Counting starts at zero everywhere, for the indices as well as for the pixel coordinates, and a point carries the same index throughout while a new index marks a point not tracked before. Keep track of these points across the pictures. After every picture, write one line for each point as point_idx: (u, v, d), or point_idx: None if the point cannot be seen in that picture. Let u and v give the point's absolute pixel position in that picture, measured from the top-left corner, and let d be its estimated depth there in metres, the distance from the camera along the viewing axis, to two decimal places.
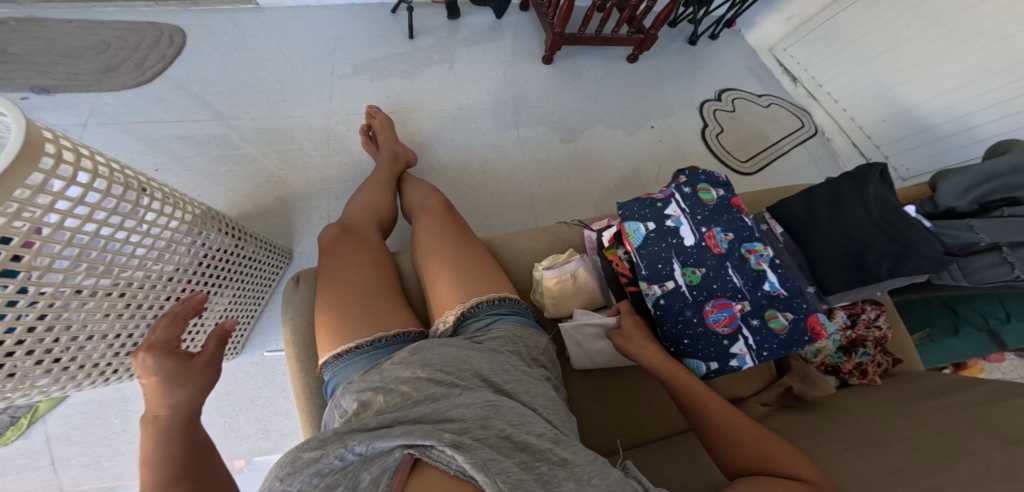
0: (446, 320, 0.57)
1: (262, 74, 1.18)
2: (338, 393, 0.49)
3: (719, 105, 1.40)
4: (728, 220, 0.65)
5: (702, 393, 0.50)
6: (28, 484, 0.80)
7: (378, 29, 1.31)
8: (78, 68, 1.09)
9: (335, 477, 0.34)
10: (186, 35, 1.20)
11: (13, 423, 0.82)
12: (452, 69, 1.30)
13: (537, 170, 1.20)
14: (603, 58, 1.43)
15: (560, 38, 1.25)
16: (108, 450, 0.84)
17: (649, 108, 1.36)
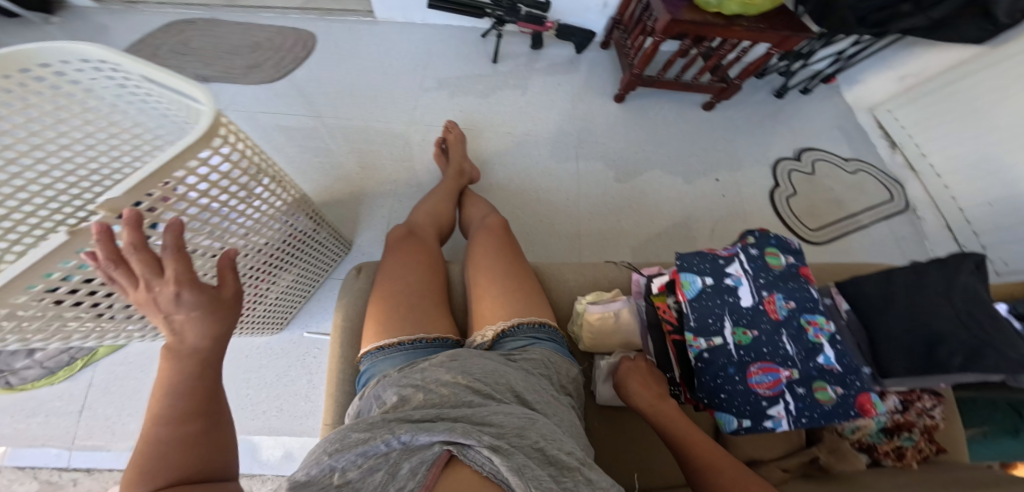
0: (485, 334, 0.59)
1: (362, 80, 1.32)
2: (373, 384, 0.53)
3: (795, 165, 1.34)
4: (793, 288, 0.62)
5: (688, 439, 0.52)
6: (62, 421, 0.91)
7: (468, 51, 1.42)
8: (233, 63, 1.29)
9: (375, 461, 0.36)
10: (316, 40, 1.38)
11: (69, 364, 0.94)
12: (525, 95, 1.37)
13: (590, 203, 1.22)
14: (676, 102, 1.43)
15: (636, 78, 1.28)
16: (135, 405, 0.94)
17: (717, 158, 1.34)
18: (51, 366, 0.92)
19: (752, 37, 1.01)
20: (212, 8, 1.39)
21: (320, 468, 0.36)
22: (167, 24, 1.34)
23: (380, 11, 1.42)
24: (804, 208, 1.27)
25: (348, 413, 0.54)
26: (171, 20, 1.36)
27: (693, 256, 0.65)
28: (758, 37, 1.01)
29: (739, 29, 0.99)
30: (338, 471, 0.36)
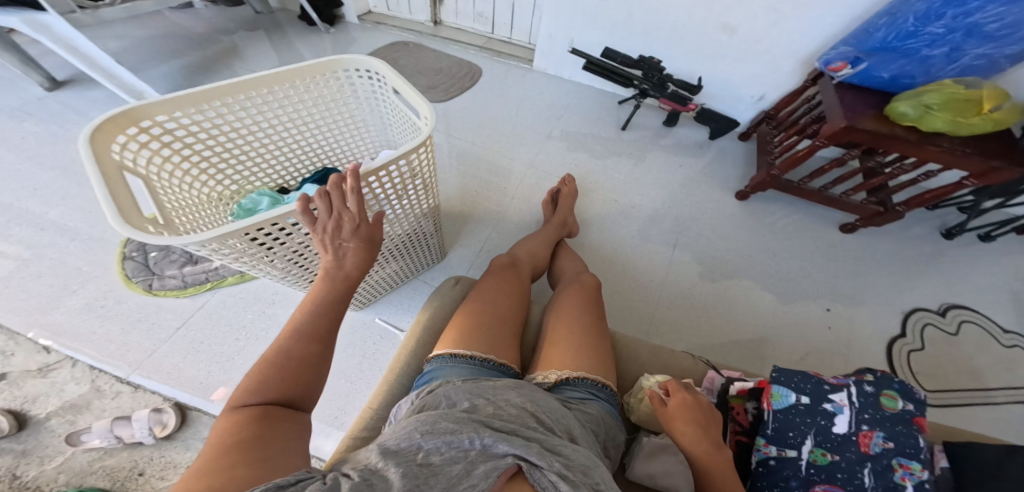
0: (548, 376, 0.57)
1: (503, 117, 1.45)
2: (435, 387, 0.54)
3: (935, 318, 1.11)
4: (900, 438, 0.49)
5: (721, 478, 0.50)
6: (160, 332, 1.00)
7: (602, 113, 1.48)
8: (419, 82, 1.49)
9: (455, 453, 0.40)
10: (482, 75, 1.54)
11: (197, 283, 1.07)
12: (639, 165, 1.38)
13: (677, 287, 1.15)
14: (807, 213, 1.31)
15: (772, 180, 1.18)
16: (218, 338, 1.00)
17: (842, 289, 1.16)
18: (186, 281, 1.07)
19: (949, 159, 0.87)
20: (421, 35, 1.67)
21: (409, 446, 0.41)
22: (374, 41, 1.65)
23: (540, 62, 1.54)
24: (934, 368, 1.03)
25: (407, 401, 0.56)
26: (377, 39, 1.66)
27: (797, 375, 0.55)
28: (959, 161, 0.86)
29: (933, 149, 0.85)
30: (422, 454, 0.40)
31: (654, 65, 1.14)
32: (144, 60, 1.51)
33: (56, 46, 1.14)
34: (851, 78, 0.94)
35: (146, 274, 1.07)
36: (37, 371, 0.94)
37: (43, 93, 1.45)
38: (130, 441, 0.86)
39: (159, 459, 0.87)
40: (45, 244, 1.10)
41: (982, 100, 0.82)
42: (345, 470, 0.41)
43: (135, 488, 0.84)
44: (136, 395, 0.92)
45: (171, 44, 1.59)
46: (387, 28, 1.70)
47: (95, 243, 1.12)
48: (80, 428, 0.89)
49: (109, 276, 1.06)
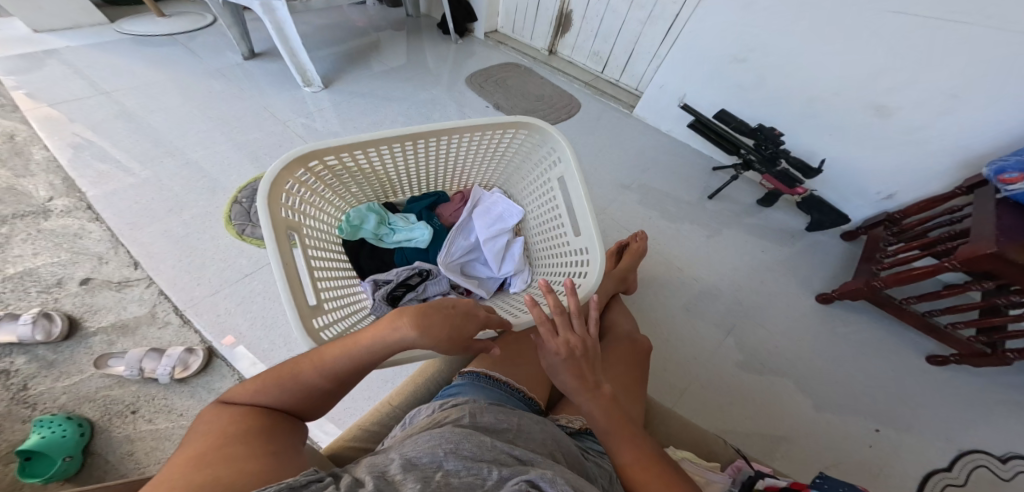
0: (573, 421, 0.60)
1: (591, 152, 1.42)
2: (462, 401, 0.53)
3: (994, 464, 0.89)
4: None
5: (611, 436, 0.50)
6: (224, 272, 0.99)
7: (692, 174, 1.41)
8: (520, 105, 1.52)
9: (472, 480, 0.36)
10: (579, 110, 1.56)
11: None
12: (714, 237, 1.25)
13: (716, 365, 1.00)
14: (907, 337, 1.11)
15: (871, 291, 1.01)
16: (273, 297, 0.97)
17: (939, 439, 0.93)
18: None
19: None
20: (535, 61, 1.75)
21: (430, 461, 0.38)
22: (491, 59, 1.74)
23: (641, 109, 1.54)
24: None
25: (428, 408, 0.55)
26: (495, 57, 1.75)
27: (845, 484, 0.45)
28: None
29: None
30: (441, 474, 0.37)
31: (772, 137, 1.10)
32: (314, 43, 1.67)
33: (270, 24, 1.30)
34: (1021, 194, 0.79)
35: (244, 220, 1.09)
36: (115, 283, 0.95)
37: (242, 61, 1.58)
38: (150, 375, 0.82)
39: (161, 399, 0.82)
40: (164, 170, 1.17)
41: None
42: (359, 473, 0.37)
43: (120, 425, 0.79)
44: (180, 330, 0.90)
45: (332, 32, 1.75)
46: (506, 48, 1.80)
47: (209, 183, 1.16)
48: (115, 351, 0.86)
49: (216, 214, 1.09)
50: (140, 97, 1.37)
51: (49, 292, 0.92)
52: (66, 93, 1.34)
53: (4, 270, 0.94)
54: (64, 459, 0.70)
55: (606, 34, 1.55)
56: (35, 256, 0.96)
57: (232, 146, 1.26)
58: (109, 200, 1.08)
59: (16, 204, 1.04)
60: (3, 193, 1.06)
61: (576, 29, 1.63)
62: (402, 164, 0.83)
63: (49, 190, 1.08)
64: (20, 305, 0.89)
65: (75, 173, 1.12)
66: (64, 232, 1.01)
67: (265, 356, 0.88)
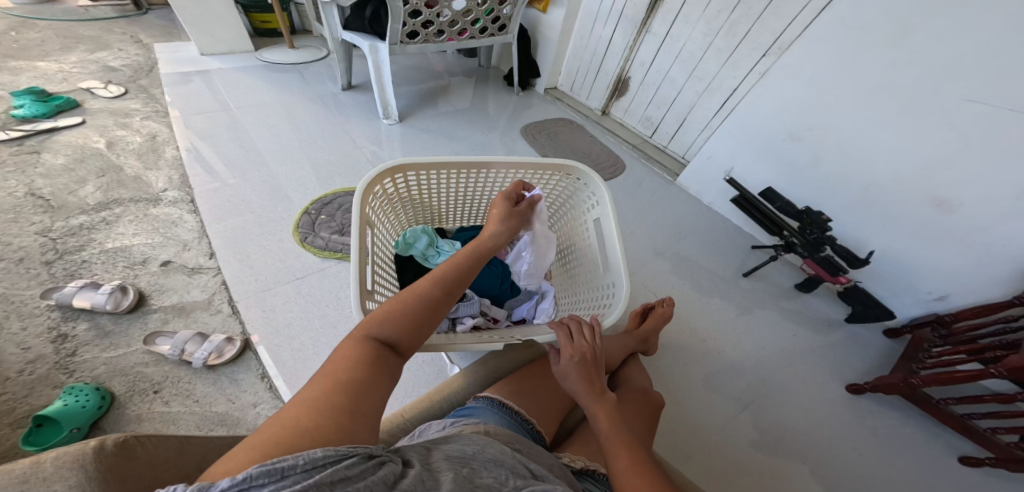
0: (576, 460, 0.59)
1: (631, 210, 1.48)
2: (479, 420, 0.57)
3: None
4: None
5: (611, 436, 0.53)
6: (280, 274, 1.05)
7: (729, 246, 1.44)
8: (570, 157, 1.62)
9: (494, 481, 0.38)
10: (623, 169, 1.63)
11: (335, 250, 1.13)
12: (745, 313, 1.25)
13: (735, 437, 0.98)
14: (949, 446, 1.03)
15: (908, 388, 0.98)
16: (315, 301, 1.01)
17: None
18: (328, 245, 1.13)
19: None
20: (587, 119, 1.87)
21: (460, 455, 0.41)
22: (547, 112, 1.87)
23: (686, 177, 1.59)
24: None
25: (440, 425, 0.57)
26: (552, 111, 1.89)
27: None
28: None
29: None
30: (469, 470, 0.39)
31: (819, 223, 1.13)
32: (399, 81, 1.85)
33: (371, 62, 1.49)
34: None
35: (308, 228, 1.16)
36: (189, 269, 1.02)
37: (339, 91, 1.74)
38: (187, 358, 0.86)
39: (193, 380, 0.85)
40: (252, 177, 1.28)
41: None
42: (406, 452, 0.40)
43: (137, 403, 0.81)
44: (227, 319, 0.95)
45: (415, 73, 1.94)
46: (562, 105, 1.94)
47: (286, 192, 1.26)
48: (166, 330, 0.91)
49: (287, 220, 1.17)
50: (248, 111, 1.53)
51: (133, 268, 0.99)
52: (202, 105, 1.52)
53: (104, 243, 1.03)
54: (71, 430, 0.71)
55: (660, 101, 1.65)
56: (133, 236, 1.06)
57: (308, 161, 1.37)
58: (209, 196, 1.19)
59: (136, 191, 1.16)
60: (130, 180, 1.19)
61: (631, 95, 1.75)
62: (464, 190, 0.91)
63: (166, 183, 1.21)
64: (104, 277, 0.96)
65: (190, 170, 1.26)
66: (164, 219, 1.11)
67: (292, 357, 0.91)
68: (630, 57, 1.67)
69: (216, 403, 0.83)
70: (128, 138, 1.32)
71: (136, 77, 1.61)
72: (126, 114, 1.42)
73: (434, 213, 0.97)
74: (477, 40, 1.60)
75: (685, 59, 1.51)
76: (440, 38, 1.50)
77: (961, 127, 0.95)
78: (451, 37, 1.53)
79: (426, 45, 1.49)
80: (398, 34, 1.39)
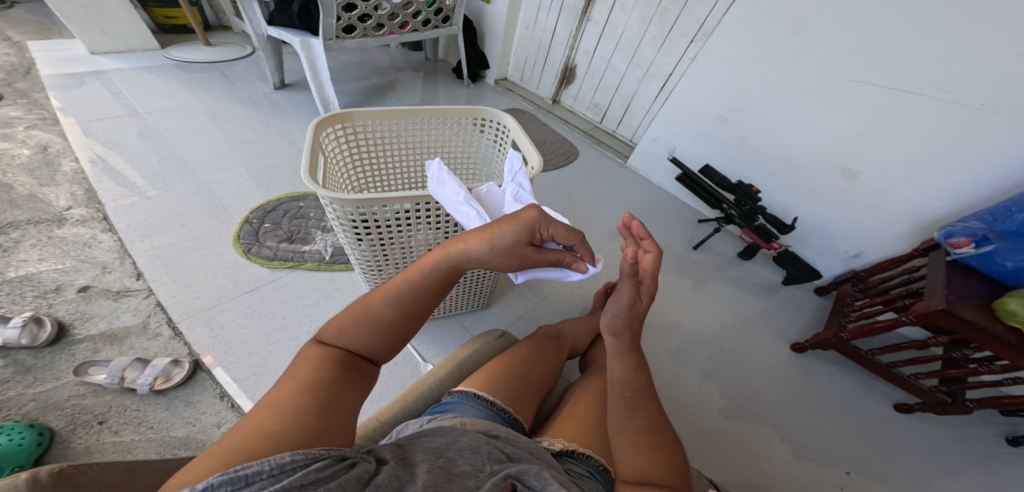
0: (555, 443, 0.59)
1: (584, 195, 1.52)
2: (453, 415, 0.58)
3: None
4: None
5: (639, 390, 0.51)
6: (223, 290, 1.00)
7: (679, 223, 1.51)
8: None
9: (470, 468, 0.39)
10: (576, 156, 1.67)
11: (282, 259, 1.08)
12: (697, 285, 1.33)
13: (697, 402, 1.05)
14: (873, 389, 1.16)
15: (840, 342, 1.08)
16: (263, 313, 0.98)
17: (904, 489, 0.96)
18: (277, 254, 1.09)
19: None
20: (539, 108, 1.89)
21: (435, 447, 0.42)
22: (500, 103, 1.88)
23: (635, 159, 1.66)
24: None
25: (417, 423, 0.57)
26: (504, 102, 1.90)
27: None
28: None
29: None
30: (446, 459, 0.40)
31: (750, 195, 1.21)
32: (340, 78, 1.79)
33: (305, 59, 1.40)
34: (970, 257, 0.87)
35: (252, 239, 1.11)
36: (113, 293, 0.95)
37: (271, 90, 1.67)
38: (130, 385, 0.80)
39: (139, 410, 0.80)
40: (176, 189, 1.19)
41: None
42: (379, 451, 0.40)
43: (84, 436, 0.75)
44: (170, 342, 0.89)
45: (356, 69, 1.87)
46: (513, 95, 1.95)
47: (223, 201, 1.20)
48: (99, 358, 0.84)
49: (225, 232, 1.11)
50: (165, 116, 1.43)
51: (45, 297, 0.91)
52: (101, 110, 1.39)
53: (4, 273, 0.94)
54: (13, 469, 0.65)
55: (607, 88, 1.70)
56: (39, 262, 0.97)
57: (245, 168, 1.31)
58: (125, 212, 1.10)
59: (33, 211, 1.06)
60: (24, 200, 1.08)
61: (578, 82, 1.79)
62: (412, 146, 0.94)
63: (69, 199, 1.10)
64: (11, 309, 0.88)
65: (96, 185, 1.15)
66: (74, 240, 1.02)
67: (252, 373, 0.88)
68: (575, 45, 1.70)
69: (175, 427, 0.78)
70: (14, 151, 1.20)
71: (11, 79, 1.45)
72: (6, 123, 1.28)
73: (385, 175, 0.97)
74: (419, 32, 1.57)
75: (624, 46, 1.55)
76: (380, 32, 1.46)
77: (865, 102, 1.05)
78: (393, 30, 1.49)
79: (366, 39, 1.43)
80: (332, 29, 1.32)
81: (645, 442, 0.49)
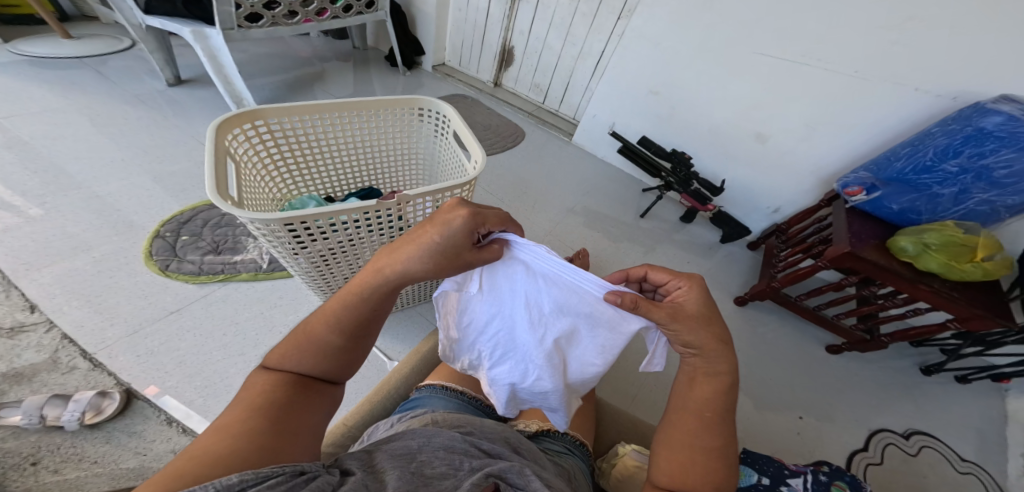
0: (530, 424, 0.60)
1: (531, 176, 1.54)
2: (424, 409, 0.58)
3: (899, 440, 1.03)
4: None
5: (718, 408, 0.44)
6: (146, 311, 0.93)
7: (626, 195, 1.57)
8: None
9: (445, 470, 0.40)
10: (523, 138, 1.68)
11: (211, 272, 1.03)
12: (648, 252, 1.39)
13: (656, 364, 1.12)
14: (804, 330, 1.28)
15: (773, 291, 1.18)
16: (195, 331, 0.92)
17: (839, 416, 1.07)
18: (202, 268, 1.03)
19: (936, 302, 0.86)
20: (481, 92, 1.87)
21: (405, 452, 0.42)
22: (440, 90, 1.84)
23: (579, 136, 1.69)
24: (893, 483, 0.93)
25: (387, 423, 0.57)
26: (443, 88, 1.86)
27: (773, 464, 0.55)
28: (943, 304, 0.85)
29: (925, 289, 0.85)
30: (417, 462, 0.40)
31: (684, 161, 1.30)
32: (255, 71, 1.68)
33: (201, 52, 1.28)
34: (864, 204, 0.98)
35: (168, 254, 1.03)
36: (6, 330, 0.85)
37: (166, 87, 1.56)
38: (54, 424, 0.74)
39: (69, 448, 0.74)
40: (66, 207, 1.07)
41: (976, 248, 0.82)
42: (345, 463, 0.40)
43: (19, 479, 0.70)
44: (90, 374, 0.82)
45: (273, 61, 1.77)
46: (453, 80, 1.92)
47: (126, 216, 1.10)
48: (7, 401, 0.77)
49: (133, 250, 1.03)
50: (33, 122, 1.28)
51: None
52: None
53: None
54: None
55: (545, 68, 1.72)
56: None
57: (151, 179, 1.21)
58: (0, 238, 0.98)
59: None
60: None
61: (518, 64, 1.79)
62: (340, 143, 0.91)
63: None
64: None
65: None
66: None
67: (199, 394, 0.84)
68: (510, 26, 1.69)
69: (124, 459, 0.75)
70: None
71: None
72: None
73: (316, 174, 0.94)
74: (341, 19, 1.51)
75: (557, 25, 1.57)
76: (293, 20, 1.38)
77: (776, 67, 1.13)
78: (309, 18, 1.41)
79: (275, 28, 1.34)
80: (231, 17, 1.22)
81: (699, 458, 0.43)
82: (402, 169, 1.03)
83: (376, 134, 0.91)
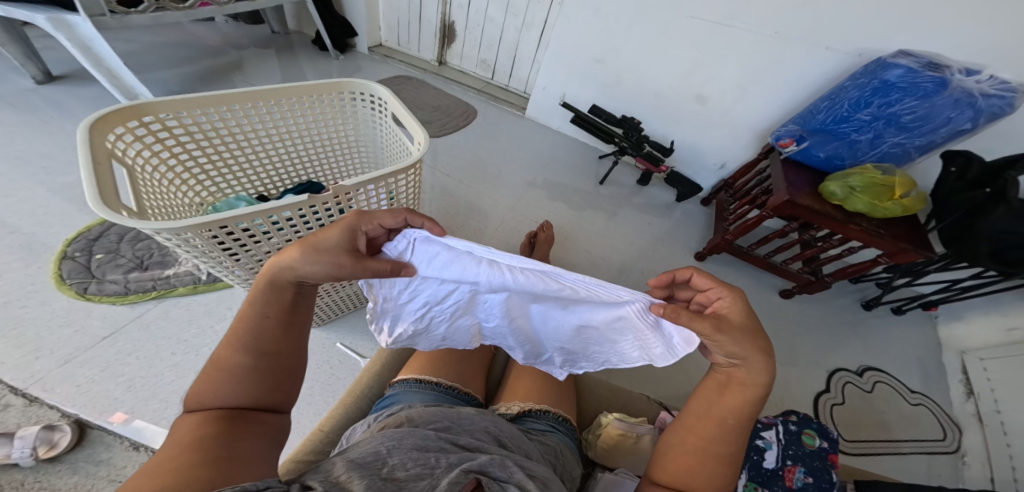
0: (511, 407, 0.64)
1: (486, 155, 1.51)
2: (398, 408, 0.58)
3: (855, 379, 1.13)
4: (818, 470, 0.62)
5: (741, 419, 0.47)
6: (76, 339, 0.87)
7: (583, 165, 1.58)
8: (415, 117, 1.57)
9: (420, 470, 0.41)
10: (475, 117, 1.64)
11: (142, 291, 0.97)
12: (610, 220, 1.41)
13: None
14: (758, 279, 1.36)
15: (726, 244, 1.24)
16: (138, 352, 0.88)
17: (792, 357, 1.15)
18: (129, 288, 0.96)
19: (866, 239, 0.93)
20: (426, 71, 1.80)
21: (375, 456, 0.42)
22: (379, 72, 1.76)
23: (532, 109, 1.67)
24: (852, 421, 1.04)
25: (364, 423, 0.58)
26: (383, 70, 1.78)
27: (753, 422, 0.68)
28: (873, 241, 0.92)
29: (856, 228, 0.92)
30: (386, 466, 0.41)
31: (634, 126, 1.31)
32: (152, 64, 1.53)
33: (70, 43, 1.13)
34: (795, 154, 1.03)
35: (85, 276, 0.96)
36: None
37: (34, 86, 1.42)
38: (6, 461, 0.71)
39: (31, 485, 0.72)
40: None
41: (894, 188, 0.89)
42: (306, 479, 0.39)
43: None
44: (28, 409, 0.78)
45: (173, 51, 1.62)
46: (395, 61, 1.83)
47: (23, 235, 1.01)
48: None
49: (39, 276, 0.95)
50: None
51: None
52: None
53: None
54: None
55: (487, 41, 1.66)
56: None
57: (48, 193, 1.11)
58: None
59: None
60: None
61: (460, 40, 1.73)
62: (264, 136, 0.86)
63: None
64: None
65: None
66: None
67: (161, 415, 0.81)
68: None
69: (100, 487, 0.73)
70: None
71: None
72: None
73: (245, 169, 0.90)
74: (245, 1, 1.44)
75: None
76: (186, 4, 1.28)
77: (709, 27, 1.14)
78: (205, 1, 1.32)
79: (161, 13, 1.23)
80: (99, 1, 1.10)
81: (713, 463, 0.48)
82: (338, 157, 0.99)
83: (304, 123, 0.87)
